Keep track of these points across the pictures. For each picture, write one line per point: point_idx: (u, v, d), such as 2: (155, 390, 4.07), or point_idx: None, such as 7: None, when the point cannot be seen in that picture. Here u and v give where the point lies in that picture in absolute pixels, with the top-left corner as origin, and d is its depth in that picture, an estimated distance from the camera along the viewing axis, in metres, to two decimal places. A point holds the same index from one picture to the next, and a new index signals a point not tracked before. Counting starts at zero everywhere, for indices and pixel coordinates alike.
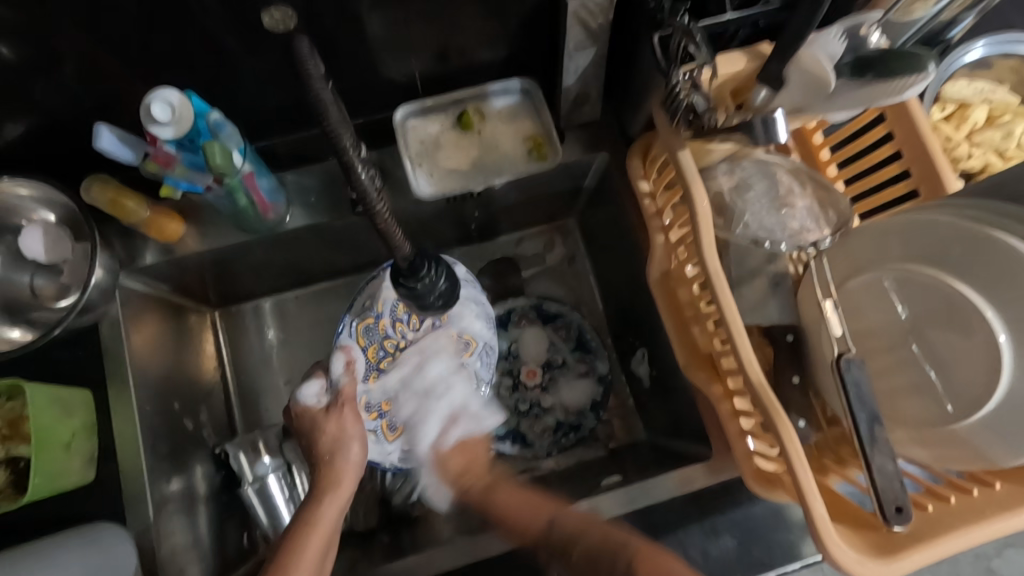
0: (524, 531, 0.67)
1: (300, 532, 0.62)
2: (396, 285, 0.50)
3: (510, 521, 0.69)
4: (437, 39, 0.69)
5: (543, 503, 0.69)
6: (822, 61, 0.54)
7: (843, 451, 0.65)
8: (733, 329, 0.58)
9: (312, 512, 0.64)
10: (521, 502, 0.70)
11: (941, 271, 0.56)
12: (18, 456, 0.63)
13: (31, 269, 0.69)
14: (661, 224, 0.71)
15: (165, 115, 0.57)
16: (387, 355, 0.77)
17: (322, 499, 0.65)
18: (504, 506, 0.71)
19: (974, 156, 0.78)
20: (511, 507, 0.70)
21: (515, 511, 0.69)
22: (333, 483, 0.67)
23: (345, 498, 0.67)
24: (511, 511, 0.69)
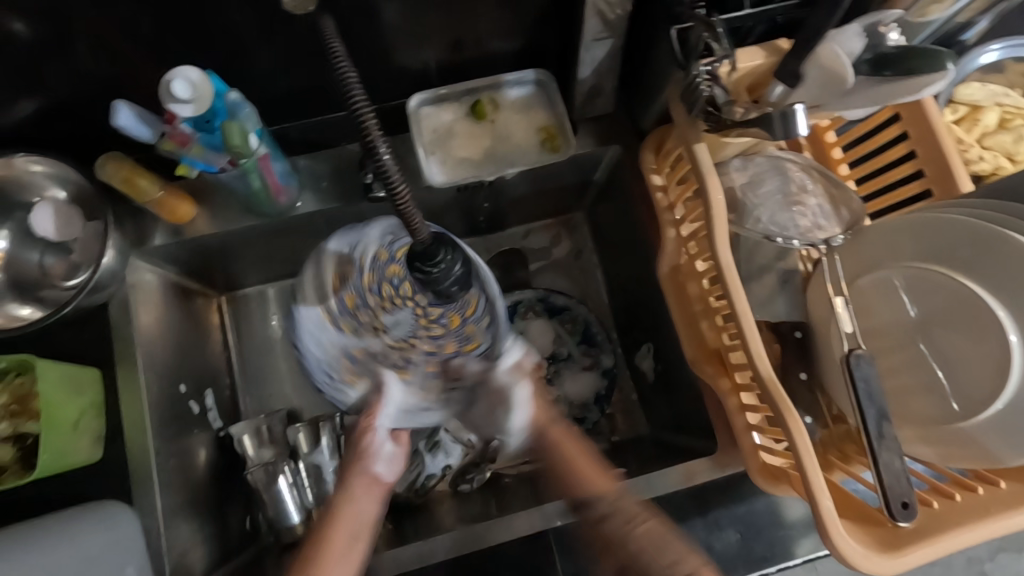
0: (592, 484, 0.66)
1: (320, 536, 0.59)
2: (413, 268, 0.50)
3: (572, 478, 0.68)
4: (453, 28, 0.69)
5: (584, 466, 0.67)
6: (841, 57, 0.54)
7: (848, 448, 0.65)
8: (745, 323, 0.58)
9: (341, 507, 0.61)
10: (590, 464, 0.68)
11: (951, 271, 0.56)
12: (26, 433, 0.62)
13: (40, 247, 0.69)
14: (673, 218, 0.71)
15: (185, 92, 0.57)
16: (399, 355, 0.73)
17: (359, 492, 0.63)
18: (569, 472, 0.68)
19: (985, 159, 0.77)
20: (572, 455, 0.69)
21: (573, 470, 0.68)
22: (353, 489, 0.63)
23: (373, 496, 0.63)
24: (580, 475, 0.67)
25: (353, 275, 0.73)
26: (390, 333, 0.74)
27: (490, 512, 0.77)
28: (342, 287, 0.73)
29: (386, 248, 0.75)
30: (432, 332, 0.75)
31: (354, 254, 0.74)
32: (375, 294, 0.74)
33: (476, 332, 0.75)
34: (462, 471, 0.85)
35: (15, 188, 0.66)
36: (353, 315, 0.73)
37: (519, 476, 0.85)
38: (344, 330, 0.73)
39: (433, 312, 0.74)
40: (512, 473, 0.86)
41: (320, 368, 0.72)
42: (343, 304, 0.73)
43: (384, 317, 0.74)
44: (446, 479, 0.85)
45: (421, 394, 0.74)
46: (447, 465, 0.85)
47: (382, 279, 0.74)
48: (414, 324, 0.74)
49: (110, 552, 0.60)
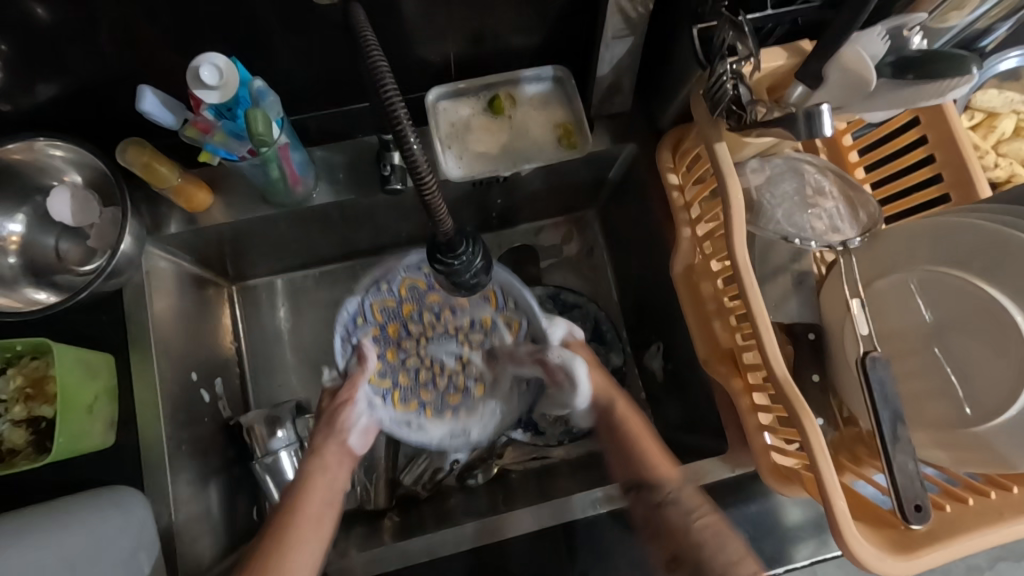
0: (660, 469, 0.70)
1: (303, 486, 0.70)
2: (432, 261, 0.51)
3: (636, 457, 0.73)
4: (474, 22, 0.69)
5: (655, 452, 0.72)
6: (865, 59, 0.53)
7: (860, 451, 0.64)
8: (760, 324, 0.58)
9: (301, 485, 0.70)
10: (653, 443, 0.73)
11: (970, 275, 0.56)
12: (40, 416, 0.62)
13: (56, 232, 0.69)
14: (689, 217, 0.71)
15: (213, 79, 0.57)
16: (425, 373, 0.85)
17: (326, 451, 0.74)
18: (637, 454, 0.73)
19: (999, 165, 0.78)
20: (639, 435, 0.75)
21: (639, 454, 0.73)
22: (325, 458, 0.73)
23: (340, 464, 0.74)
24: (647, 457, 0.72)
25: (398, 290, 0.85)
26: (438, 361, 0.86)
27: (497, 507, 0.77)
28: (385, 297, 0.85)
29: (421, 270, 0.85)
30: (474, 362, 0.86)
31: (396, 281, 0.85)
32: (410, 318, 0.86)
33: (525, 366, 0.84)
34: (469, 465, 0.85)
35: (33, 172, 0.66)
36: (398, 331, 0.85)
37: (525, 471, 0.85)
38: (377, 331, 0.84)
39: (465, 325, 0.86)
40: (518, 468, 0.86)
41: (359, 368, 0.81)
42: (385, 321, 0.85)
43: (427, 356, 0.85)
44: (453, 473, 0.85)
45: (453, 400, 0.85)
46: (455, 460, 0.85)
47: (431, 304, 0.86)
48: (459, 347, 0.86)
49: (123, 537, 0.60)
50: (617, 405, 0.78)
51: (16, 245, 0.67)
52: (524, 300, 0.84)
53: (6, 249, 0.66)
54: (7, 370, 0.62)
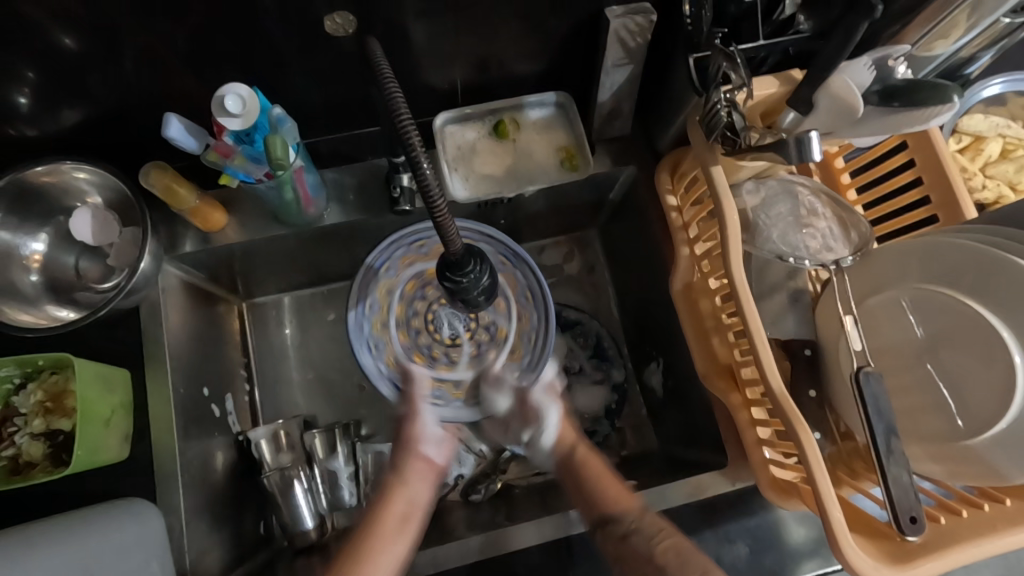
0: (615, 504, 0.67)
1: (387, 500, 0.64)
2: (442, 277, 0.53)
3: (596, 494, 0.68)
4: (479, 51, 0.72)
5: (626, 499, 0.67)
6: (850, 87, 0.56)
7: (856, 464, 0.67)
8: (757, 339, 0.60)
9: (402, 486, 0.65)
10: (614, 485, 0.68)
11: (958, 293, 0.58)
12: (57, 430, 0.64)
13: (77, 250, 0.72)
14: (687, 237, 0.74)
15: (236, 107, 0.60)
16: (439, 349, 0.83)
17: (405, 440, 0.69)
18: (592, 488, 0.68)
19: (988, 187, 0.81)
20: (601, 477, 0.69)
21: (597, 487, 0.68)
22: (408, 471, 0.66)
23: (424, 480, 0.67)
24: (602, 493, 0.68)
25: (389, 361, 0.80)
26: (439, 329, 0.83)
27: (501, 523, 0.78)
28: (387, 360, 0.80)
29: (368, 319, 0.81)
30: (480, 331, 0.84)
31: (393, 262, 0.82)
32: (421, 353, 0.82)
33: (529, 346, 0.83)
34: (472, 481, 0.87)
35: (56, 193, 0.69)
36: (424, 363, 0.81)
37: (529, 487, 0.87)
38: (419, 384, 0.79)
39: (483, 318, 0.84)
40: (522, 484, 0.87)
41: (446, 408, 0.79)
42: (427, 372, 0.81)
43: (446, 343, 0.83)
44: (457, 488, 0.87)
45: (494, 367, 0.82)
46: (459, 475, 0.87)
47: (409, 320, 0.82)
48: (464, 328, 0.83)
49: (136, 549, 0.61)
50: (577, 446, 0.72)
51: (39, 264, 0.70)
52: (545, 336, 0.82)
53: (28, 268, 0.69)
54: (28, 384, 0.64)
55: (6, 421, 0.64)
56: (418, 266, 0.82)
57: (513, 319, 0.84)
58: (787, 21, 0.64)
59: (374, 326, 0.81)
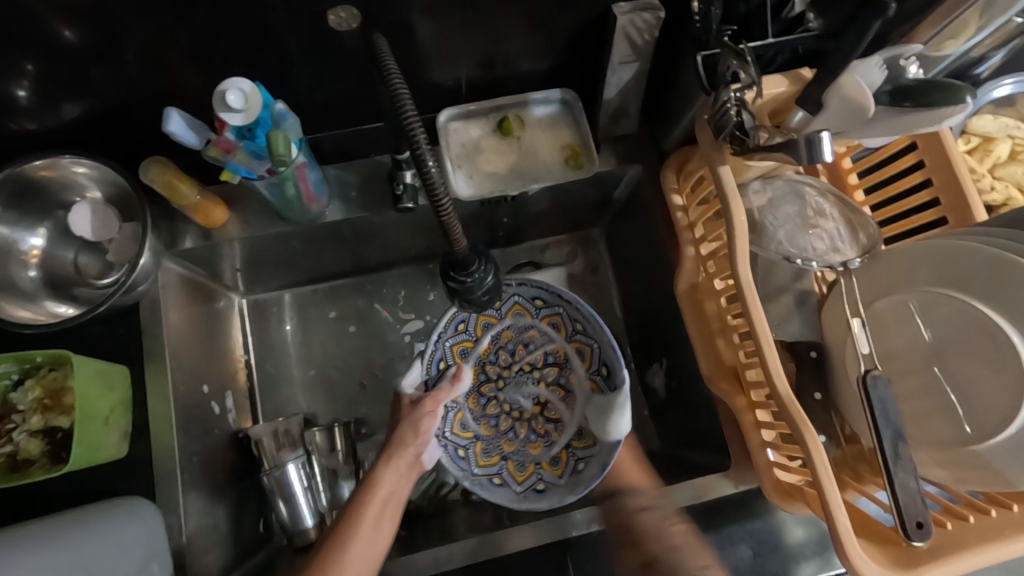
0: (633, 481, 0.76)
1: (366, 496, 0.66)
2: (445, 277, 0.53)
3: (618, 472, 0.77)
4: (484, 47, 0.71)
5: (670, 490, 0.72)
6: (862, 87, 0.55)
7: (861, 468, 0.66)
8: (763, 341, 0.60)
9: (376, 479, 0.68)
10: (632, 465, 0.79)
11: (967, 296, 0.57)
12: (56, 427, 0.64)
13: (77, 246, 0.72)
14: (693, 237, 0.73)
15: (238, 102, 0.59)
16: (529, 426, 0.86)
17: (405, 431, 0.73)
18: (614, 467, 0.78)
19: (997, 188, 0.79)
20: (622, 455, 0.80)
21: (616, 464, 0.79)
22: (393, 462, 0.70)
23: (408, 476, 0.71)
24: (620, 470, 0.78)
25: (517, 478, 0.82)
26: (518, 408, 0.86)
27: (503, 524, 0.78)
28: (512, 476, 0.82)
29: (476, 463, 0.83)
30: (547, 373, 0.87)
31: (448, 355, 0.85)
32: (532, 443, 0.85)
33: (584, 334, 0.86)
34: None
35: (56, 187, 0.68)
36: (541, 450, 0.84)
37: None
38: (557, 465, 0.83)
39: (537, 361, 0.88)
40: None
41: (591, 459, 0.82)
42: (551, 453, 0.84)
43: (536, 413, 0.86)
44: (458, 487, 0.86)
45: (575, 386, 0.86)
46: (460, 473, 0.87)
47: (498, 429, 0.85)
48: (536, 388, 0.87)
49: (136, 548, 0.61)
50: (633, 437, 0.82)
51: (37, 259, 0.69)
52: (582, 313, 0.85)
53: (26, 263, 0.68)
54: (26, 381, 0.63)
55: (3, 417, 0.63)
56: (469, 352, 0.87)
57: (556, 338, 0.87)
58: (796, 19, 0.64)
59: (482, 460, 0.83)
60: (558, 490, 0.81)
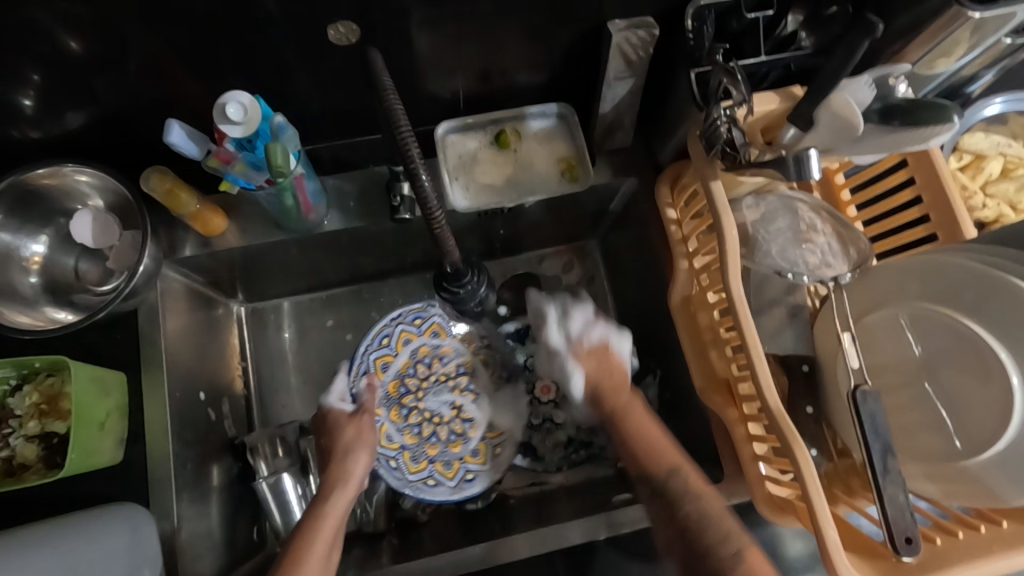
0: (659, 454, 0.68)
1: (313, 520, 0.67)
2: (439, 287, 0.56)
3: (639, 443, 0.69)
4: (481, 61, 0.72)
5: (694, 478, 0.66)
6: (852, 105, 0.57)
7: (853, 482, 0.67)
8: (753, 353, 0.61)
9: (320, 504, 0.69)
10: (660, 437, 0.70)
11: (955, 312, 0.58)
12: (52, 433, 0.64)
13: (77, 253, 0.72)
14: (686, 250, 0.74)
15: (237, 115, 0.60)
16: (449, 427, 0.87)
17: (356, 450, 0.75)
18: (641, 440, 0.70)
19: (988, 206, 0.80)
20: (643, 427, 0.71)
21: (638, 436, 0.70)
22: (335, 479, 0.72)
23: (349, 495, 0.71)
24: (649, 442, 0.69)
25: (447, 474, 0.84)
26: (436, 413, 0.87)
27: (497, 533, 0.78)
28: (441, 474, 0.83)
29: (407, 471, 0.83)
30: (458, 380, 0.89)
31: (368, 367, 0.86)
32: (453, 442, 0.86)
33: (490, 348, 0.91)
34: None
35: (57, 195, 0.69)
36: (462, 446, 0.86)
37: (523, 497, 0.87)
38: (479, 455, 0.85)
39: (450, 370, 0.90)
40: (517, 493, 0.88)
41: (506, 442, 0.87)
42: (470, 447, 0.86)
43: (454, 416, 0.87)
44: None
45: (484, 388, 0.90)
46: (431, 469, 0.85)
47: (420, 435, 0.86)
48: (451, 394, 0.89)
49: (128, 555, 0.61)
50: (625, 400, 0.73)
51: (38, 265, 0.70)
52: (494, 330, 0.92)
53: (28, 270, 0.69)
54: (23, 386, 0.64)
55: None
56: (389, 367, 0.87)
57: (463, 349, 0.90)
58: (790, 37, 0.67)
59: (411, 467, 0.83)
60: (486, 476, 0.84)
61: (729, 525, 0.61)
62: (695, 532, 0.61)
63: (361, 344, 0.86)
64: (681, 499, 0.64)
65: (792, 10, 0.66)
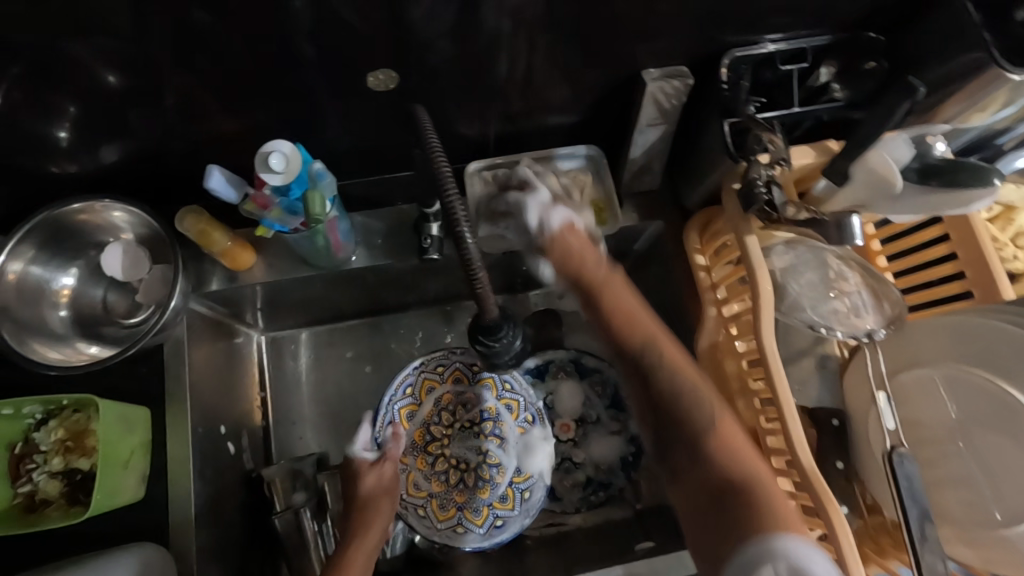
0: (627, 336, 0.59)
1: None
2: (473, 340, 0.54)
3: (610, 321, 0.61)
4: (513, 104, 0.73)
5: (671, 350, 0.59)
6: (890, 164, 0.57)
7: (883, 540, 0.65)
8: (786, 411, 0.60)
9: (341, 557, 0.71)
10: (631, 301, 0.62)
11: (994, 376, 0.56)
12: (76, 469, 0.64)
13: (105, 284, 0.73)
14: (715, 297, 0.73)
15: (279, 165, 0.61)
16: (476, 474, 0.84)
17: (378, 499, 0.78)
18: (604, 312, 0.62)
19: (1020, 258, 0.77)
20: (616, 301, 0.62)
21: (609, 308, 0.61)
22: (357, 530, 0.75)
23: (373, 549, 0.74)
24: (612, 318, 0.61)
25: (477, 521, 0.81)
26: (463, 460, 0.85)
27: None
28: (471, 520, 0.81)
29: (436, 518, 0.82)
30: (483, 426, 0.86)
31: (390, 416, 0.85)
32: (480, 488, 0.83)
33: (512, 392, 0.87)
34: None
35: (90, 229, 0.69)
36: (489, 491, 0.83)
37: (542, 538, 0.86)
38: (507, 500, 0.82)
39: (475, 417, 0.87)
40: (535, 533, 0.87)
41: (535, 485, 0.83)
42: (498, 492, 0.83)
43: (480, 461, 0.84)
44: None
45: (510, 433, 0.85)
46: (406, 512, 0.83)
47: (448, 483, 0.84)
48: (477, 439, 0.85)
49: None
50: (604, 275, 0.64)
51: (67, 298, 0.70)
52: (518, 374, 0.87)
53: (57, 303, 0.69)
54: (48, 421, 0.63)
55: (23, 457, 0.63)
56: (413, 417, 0.86)
57: (487, 395, 0.87)
58: (821, 88, 0.69)
59: (440, 515, 0.82)
60: (515, 522, 0.81)
61: (703, 392, 0.55)
62: (665, 407, 0.56)
63: (384, 396, 0.85)
64: (681, 402, 0.55)
65: (825, 62, 0.68)
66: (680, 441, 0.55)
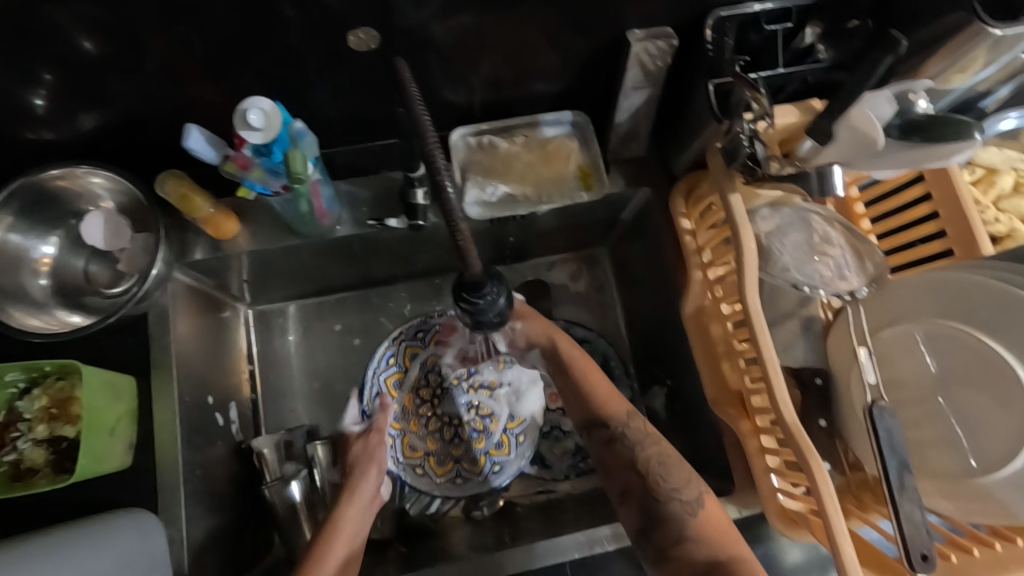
0: (607, 407, 0.75)
1: (332, 533, 0.70)
2: (457, 299, 0.53)
3: (591, 395, 0.77)
4: (498, 70, 0.72)
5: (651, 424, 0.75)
6: (872, 120, 0.56)
7: (866, 496, 0.66)
8: (770, 369, 0.61)
9: (338, 515, 0.72)
10: (602, 382, 0.77)
11: (974, 329, 0.58)
12: (61, 437, 0.64)
13: (87, 254, 0.72)
14: (700, 261, 0.73)
15: (259, 121, 0.60)
16: (470, 426, 0.87)
17: (364, 466, 0.77)
18: (587, 389, 0.77)
19: (1000, 220, 0.77)
20: (590, 378, 0.78)
21: (591, 389, 0.77)
22: (353, 493, 0.74)
23: (369, 508, 0.75)
24: (596, 396, 0.76)
25: (475, 470, 0.85)
26: (455, 417, 0.88)
27: (505, 543, 0.77)
28: (469, 469, 0.85)
29: (435, 474, 0.85)
30: (471, 382, 0.89)
31: (381, 386, 0.87)
32: (475, 439, 0.86)
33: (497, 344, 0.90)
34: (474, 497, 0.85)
35: (70, 197, 0.69)
36: (485, 440, 0.86)
37: (531, 506, 0.86)
38: (503, 446, 0.86)
39: (463, 374, 0.89)
40: (524, 502, 0.87)
41: (528, 429, 0.87)
42: (493, 440, 0.86)
43: (472, 414, 0.88)
44: (457, 504, 0.85)
45: (499, 384, 0.88)
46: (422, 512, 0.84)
47: (443, 440, 0.87)
48: (467, 395, 0.88)
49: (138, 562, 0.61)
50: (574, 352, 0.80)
51: (48, 268, 0.70)
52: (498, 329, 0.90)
53: (37, 272, 0.69)
54: (32, 390, 0.63)
55: (7, 426, 0.63)
56: (400, 384, 0.88)
57: (472, 353, 0.90)
58: (805, 50, 0.68)
59: (439, 470, 0.85)
60: (514, 464, 0.85)
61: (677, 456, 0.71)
62: (661, 474, 0.70)
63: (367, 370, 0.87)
64: (677, 479, 0.69)
65: (810, 23, 0.66)
66: (672, 517, 0.67)
